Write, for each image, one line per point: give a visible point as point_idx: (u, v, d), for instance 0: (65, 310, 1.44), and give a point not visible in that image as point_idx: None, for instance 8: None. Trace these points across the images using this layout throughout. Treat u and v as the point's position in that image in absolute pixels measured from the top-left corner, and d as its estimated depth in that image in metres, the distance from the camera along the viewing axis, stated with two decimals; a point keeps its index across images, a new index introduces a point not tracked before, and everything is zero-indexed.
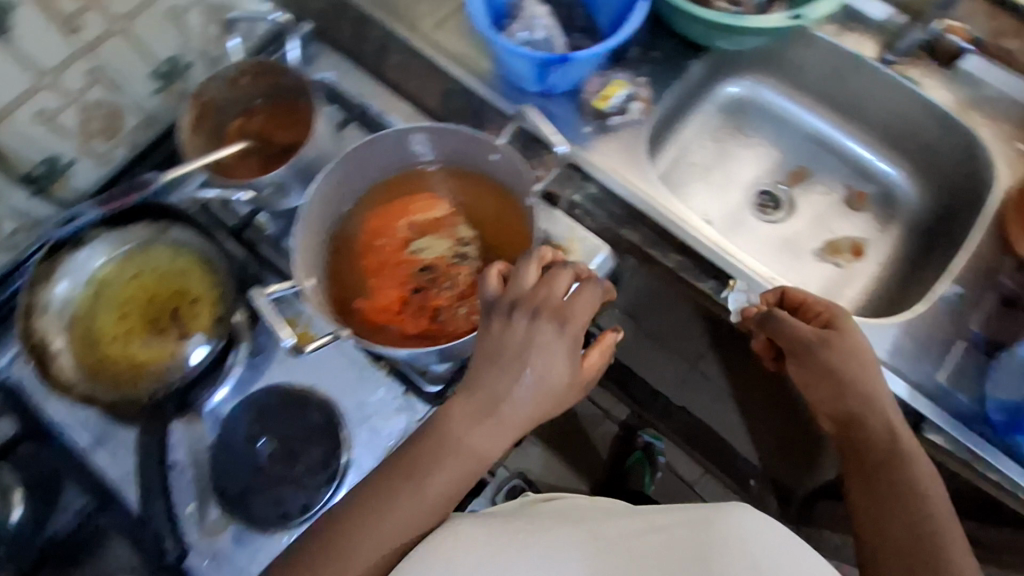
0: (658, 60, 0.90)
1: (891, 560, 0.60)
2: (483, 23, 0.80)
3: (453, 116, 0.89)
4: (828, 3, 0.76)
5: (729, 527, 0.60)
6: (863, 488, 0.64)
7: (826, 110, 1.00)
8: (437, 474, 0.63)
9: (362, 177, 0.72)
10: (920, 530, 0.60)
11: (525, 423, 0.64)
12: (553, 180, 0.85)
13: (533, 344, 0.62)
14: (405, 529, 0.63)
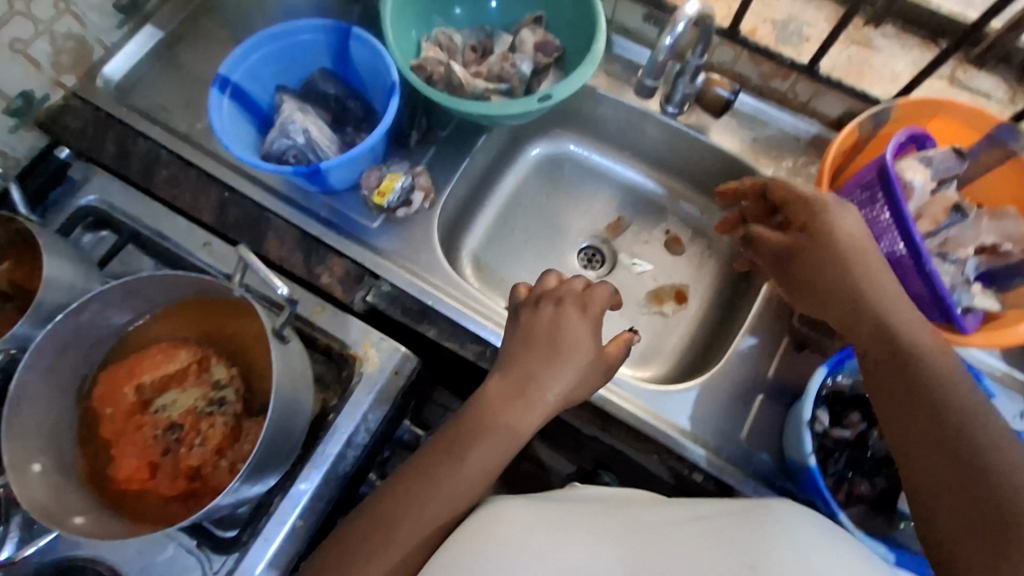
0: (445, 141, 0.88)
1: (922, 477, 0.51)
2: (235, 136, 0.78)
3: (232, 229, 0.84)
4: (571, 82, 0.75)
5: (768, 529, 0.52)
6: (901, 419, 0.53)
7: (633, 158, 1.00)
8: (484, 452, 0.63)
9: (94, 336, 0.66)
10: (947, 423, 0.51)
11: (544, 407, 0.65)
12: (339, 285, 0.81)
13: (563, 322, 0.68)
14: (449, 507, 0.61)
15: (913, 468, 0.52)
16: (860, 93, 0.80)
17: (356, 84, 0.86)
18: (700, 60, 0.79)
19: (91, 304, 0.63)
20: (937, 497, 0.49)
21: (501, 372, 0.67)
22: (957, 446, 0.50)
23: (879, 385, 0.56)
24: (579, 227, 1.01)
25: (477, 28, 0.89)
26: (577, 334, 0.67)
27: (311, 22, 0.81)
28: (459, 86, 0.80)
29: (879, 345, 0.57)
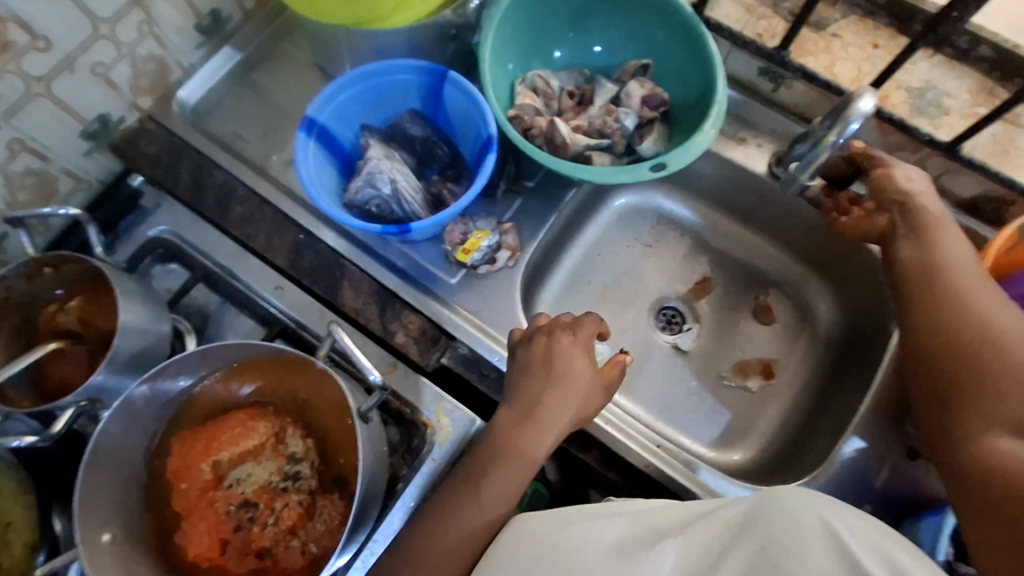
0: (531, 191, 0.83)
1: (951, 385, 0.55)
2: (319, 183, 0.74)
3: (306, 275, 0.80)
4: (688, 150, 0.68)
5: (782, 517, 0.48)
6: (939, 356, 0.57)
7: (725, 216, 0.93)
8: (502, 478, 0.60)
9: (167, 398, 0.63)
10: (972, 338, 0.56)
11: (557, 432, 0.63)
12: (414, 345, 0.76)
13: (562, 349, 0.66)
14: (471, 542, 0.58)
15: (948, 393, 0.55)
16: (1006, 179, 0.72)
17: (444, 127, 0.81)
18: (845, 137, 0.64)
19: (167, 370, 0.60)
20: (975, 412, 0.53)
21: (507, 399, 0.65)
22: (977, 353, 0.55)
23: (919, 325, 0.60)
24: (661, 287, 0.93)
25: (576, 71, 0.83)
26: (576, 366, 0.66)
27: (405, 63, 0.76)
28: (562, 145, 0.73)
29: (928, 289, 0.61)
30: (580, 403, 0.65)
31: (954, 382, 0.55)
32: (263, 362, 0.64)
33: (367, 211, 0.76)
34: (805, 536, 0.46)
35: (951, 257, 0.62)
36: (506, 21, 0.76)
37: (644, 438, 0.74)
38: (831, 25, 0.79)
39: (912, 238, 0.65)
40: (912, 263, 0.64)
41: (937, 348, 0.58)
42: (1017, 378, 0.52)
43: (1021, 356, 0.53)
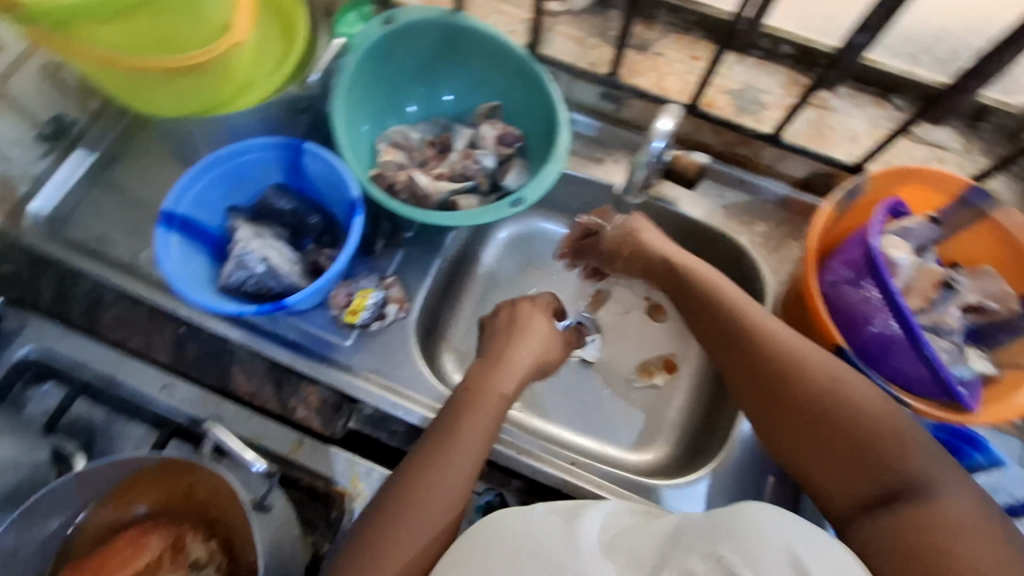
0: (411, 241, 0.85)
1: (801, 458, 0.60)
2: (189, 273, 0.72)
3: (193, 368, 0.78)
4: (539, 182, 0.73)
5: (750, 526, 0.49)
6: (780, 418, 0.62)
7: None
8: (473, 432, 0.63)
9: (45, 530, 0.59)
10: (806, 411, 0.60)
11: (509, 391, 0.67)
12: (316, 417, 0.76)
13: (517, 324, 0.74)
14: (464, 470, 0.60)
15: (798, 452, 0.60)
16: (825, 158, 0.81)
17: (312, 195, 0.82)
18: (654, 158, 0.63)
19: (40, 504, 0.57)
20: (824, 465, 0.58)
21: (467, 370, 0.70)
22: (815, 424, 0.59)
23: (753, 394, 0.64)
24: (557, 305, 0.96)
25: (432, 122, 0.87)
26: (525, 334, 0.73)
27: (257, 141, 0.77)
28: (424, 196, 0.76)
29: (741, 357, 0.65)
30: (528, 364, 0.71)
31: (802, 440, 0.60)
32: (156, 475, 0.62)
33: (245, 292, 0.75)
34: (763, 543, 0.48)
35: (743, 310, 0.66)
36: (354, 84, 0.79)
37: (557, 458, 0.75)
38: (654, 44, 0.86)
39: (701, 305, 0.69)
40: (713, 327, 0.68)
41: (774, 411, 0.62)
42: (842, 424, 0.58)
43: (837, 398, 0.59)
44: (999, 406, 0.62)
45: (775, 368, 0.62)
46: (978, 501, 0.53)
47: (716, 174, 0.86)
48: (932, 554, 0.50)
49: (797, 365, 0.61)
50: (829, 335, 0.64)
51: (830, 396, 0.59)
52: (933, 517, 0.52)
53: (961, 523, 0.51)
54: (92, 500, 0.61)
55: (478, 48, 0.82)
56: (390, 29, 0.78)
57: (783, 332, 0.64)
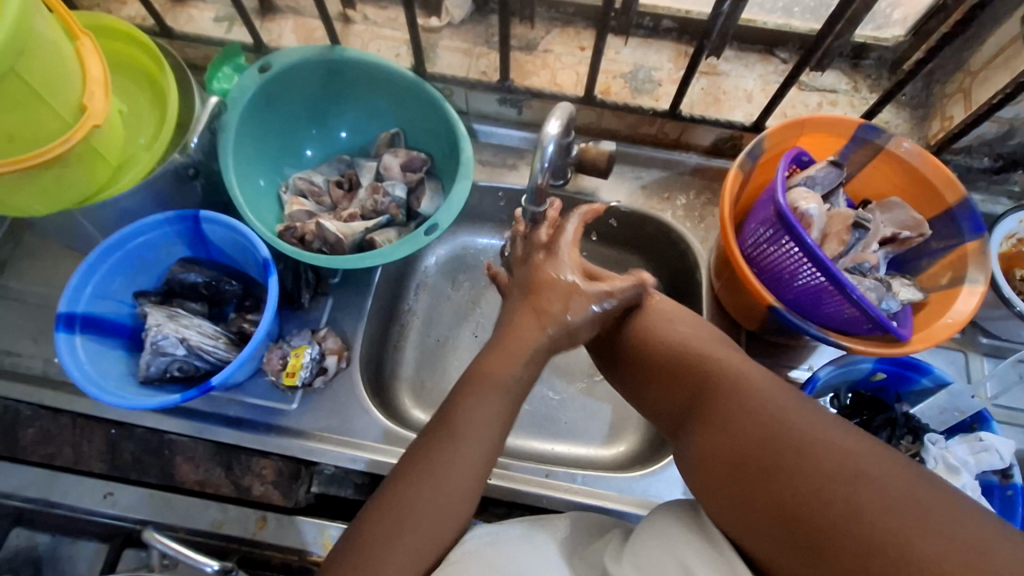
0: (339, 286, 0.82)
1: (636, 391, 0.60)
2: (102, 374, 0.67)
3: (132, 470, 0.73)
4: (449, 206, 0.72)
5: (652, 533, 0.51)
6: (619, 368, 0.62)
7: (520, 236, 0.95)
8: (424, 496, 0.52)
9: None
10: (624, 337, 0.62)
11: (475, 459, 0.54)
12: (275, 490, 0.72)
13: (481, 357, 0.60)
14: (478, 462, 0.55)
15: (632, 390, 0.61)
16: (726, 122, 0.82)
17: (223, 261, 0.78)
18: (547, 164, 0.56)
19: None
20: (654, 395, 0.58)
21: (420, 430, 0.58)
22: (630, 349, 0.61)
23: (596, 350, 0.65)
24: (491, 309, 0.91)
25: (335, 161, 0.84)
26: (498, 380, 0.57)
27: (149, 219, 0.72)
28: (337, 242, 0.73)
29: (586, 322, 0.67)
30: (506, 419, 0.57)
31: (637, 382, 0.60)
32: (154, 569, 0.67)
33: (169, 379, 0.70)
34: (658, 548, 0.49)
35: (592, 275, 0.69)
36: (241, 140, 0.76)
37: (529, 474, 0.73)
38: (540, 43, 0.86)
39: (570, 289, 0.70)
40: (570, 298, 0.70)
41: (613, 361, 0.63)
42: (649, 347, 0.59)
43: (651, 331, 0.60)
44: (929, 330, 0.63)
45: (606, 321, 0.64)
46: (809, 409, 0.49)
47: (628, 156, 0.87)
48: (734, 456, 0.49)
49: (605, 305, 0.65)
50: (760, 296, 0.64)
51: (646, 332, 0.60)
52: (733, 420, 0.50)
53: (776, 427, 0.48)
54: None
55: (361, 78, 0.80)
56: (267, 77, 0.75)
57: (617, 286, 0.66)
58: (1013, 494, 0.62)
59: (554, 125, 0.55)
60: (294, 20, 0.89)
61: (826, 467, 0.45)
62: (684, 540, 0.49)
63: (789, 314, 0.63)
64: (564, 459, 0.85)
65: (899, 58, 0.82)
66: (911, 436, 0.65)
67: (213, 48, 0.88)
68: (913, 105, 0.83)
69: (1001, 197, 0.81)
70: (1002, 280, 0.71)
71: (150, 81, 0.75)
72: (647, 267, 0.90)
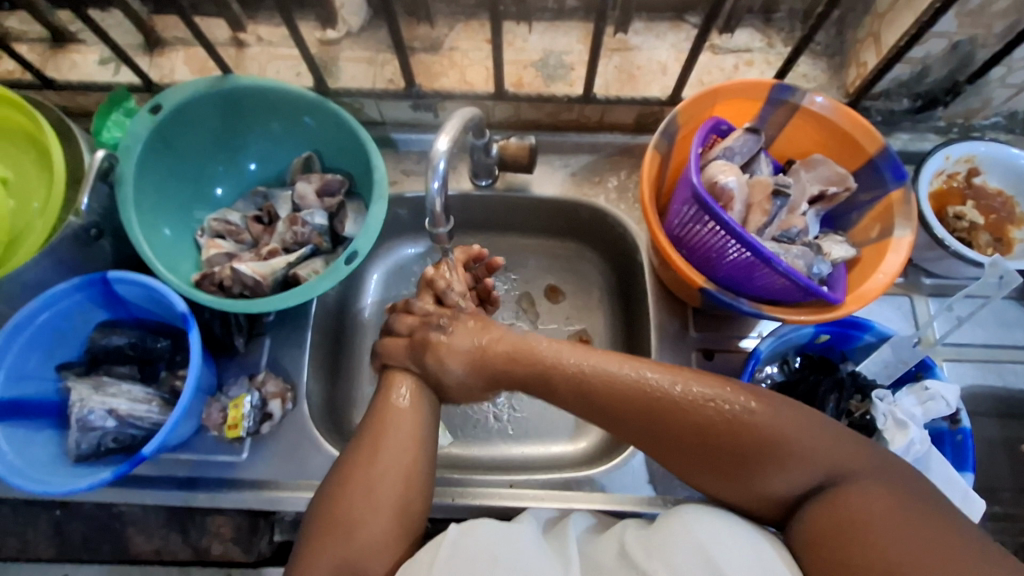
0: (275, 324, 0.79)
1: (706, 477, 0.55)
2: (29, 462, 0.64)
3: (83, 549, 0.70)
4: (367, 229, 0.69)
5: (677, 528, 0.51)
6: (678, 456, 0.55)
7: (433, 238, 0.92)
8: (363, 507, 0.55)
9: None
10: (685, 428, 0.54)
11: (408, 454, 0.58)
12: (235, 547, 0.71)
13: (382, 395, 0.62)
14: (405, 463, 0.57)
15: (697, 476, 0.55)
16: (643, 100, 0.80)
17: (146, 319, 0.75)
18: (438, 183, 0.55)
19: None
20: (739, 487, 0.54)
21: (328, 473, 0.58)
22: (696, 438, 0.54)
23: (653, 447, 0.56)
24: None
25: (250, 195, 0.81)
26: (403, 418, 0.60)
27: (54, 290, 0.68)
28: (256, 284, 0.70)
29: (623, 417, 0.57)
30: (410, 458, 0.58)
31: (718, 474, 0.54)
32: None
33: (106, 452, 0.68)
34: (682, 541, 0.49)
35: (600, 371, 0.58)
36: (141, 191, 0.71)
37: (492, 487, 0.72)
38: (444, 41, 0.82)
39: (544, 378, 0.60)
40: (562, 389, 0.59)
41: (675, 455, 0.55)
42: (734, 442, 0.53)
43: (725, 434, 0.53)
44: (862, 289, 0.62)
45: (669, 413, 0.55)
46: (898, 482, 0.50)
47: (552, 145, 0.85)
48: (852, 543, 0.48)
49: (643, 391, 0.56)
50: (692, 278, 0.62)
51: (728, 426, 0.53)
52: (856, 502, 0.49)
53: (883, 517, 0.48)
54: None
55: (261, 106, 0.76)
56: (158, 123, 0.71)
57: (651, 381, 0.56)
58: (963, 438, 0.62)
59: (444, 141, 0.55)
60: (184, 51, 0.84)
61: (934, 550, 0.46)
62: (709, 537, 0.49)
63: (725, 293, 0.63)
64: (533, 461, 0.83)
65: (809, 7, 0.80)
66: (859, 395, 0.65)
67: (100, 93, 0.83)
68: (829, 54, 0.82)
69: (928, 134, 0.80)
70: (933, 220, 0.71)
71: (31, 141, 0.70)
72: (591, 255, 0.89)
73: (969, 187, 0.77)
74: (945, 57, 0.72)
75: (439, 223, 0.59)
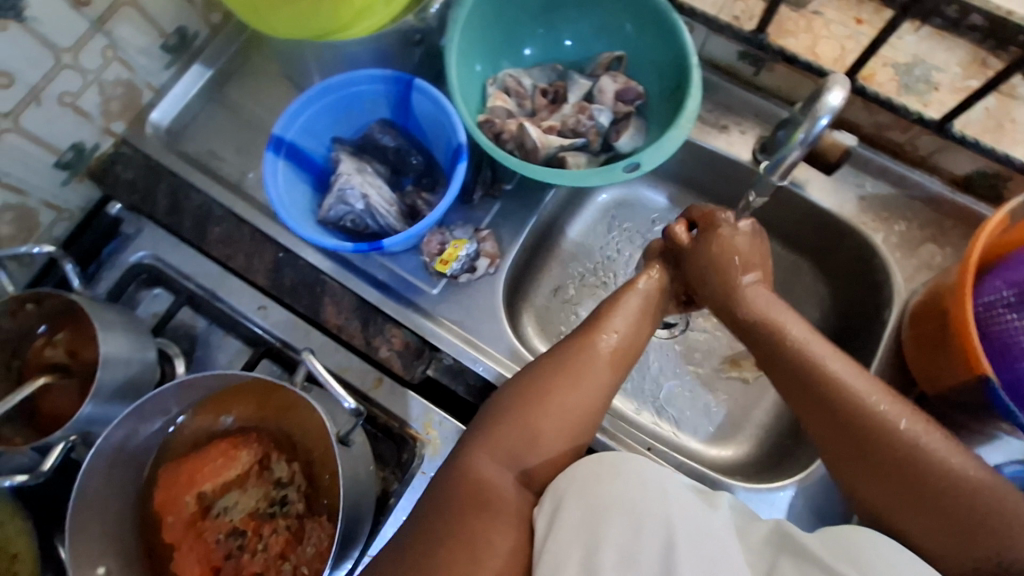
0: (509, 195, 0.81)
1: (885, 500, 0.55)
2: (291, 202, 0.73)
3: (287, 294, 0.79)
4: (657, 149, 0.67)
5: (856, 542, 0.47)
6: (866, 466, 0.56)
7: (675, 188, 0.89)
8: (552, 421, 0.58)
9: (197, 391, 0.64)
10: (882, 438, 0.55)
11: (600, 391, 0.61)
12: (398, 359, 0.76)
13: (591, 331, 0.64)
14: (595, 394, 0.61)
15: (879, 496, 0.55)
16: (1002, 156, 0.69)
17: (416, 134, 0.80)
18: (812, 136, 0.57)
19: (207, 379, 0.62)
20: (923, 524, 0.53)
21: (516, 380, 0.61)
22: (891, 456, 0.55)
23: (849, 460, 0.57)
24: (622, 254, 0.89)
25: (548, 67, 0.81)
26: (602, 363, 0.62)
27: (369, 73, 0.74)
28: (533, 150, 0.72)
29: (838, 420, 0.57)
30: (600, 391, 0.61)
31: (904, 499, 0.54)
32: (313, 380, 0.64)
33: (342, 227, 0.75)
34: (871, 561, 0.45)
35: (838, 377, 0.58)
36: (472, 19, 0.74)
37: (632, 441, 0.72)
38: (812, 2, 0.76)
39: (776, 357, 0.62)
40: (769, 350, 0.63)
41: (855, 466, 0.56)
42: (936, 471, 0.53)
43: (930, 462, 0.53)
44: None
45: (885, 429, 0.55)
46: None
47: (859, 158, 0.77)
48: None
49: (854, 393, 0.57)
50: (975, 362, 0.55)
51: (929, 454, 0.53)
52: None
53: None
54: (231, 383, 0.64)
55: None
56: None
57: (862, 382, 0.58)
58: None
59: (836, 96, 0.55)
60: None
61: None
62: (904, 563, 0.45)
63: (1001, 396, 0.55)
64: (663, 441, 0.82)
65: None
66: None
67: None
68: None
69: None
70: None
71: None
72: (822, 283, 0.82)
73: None
74: None
75: (780, 172, 0.63)
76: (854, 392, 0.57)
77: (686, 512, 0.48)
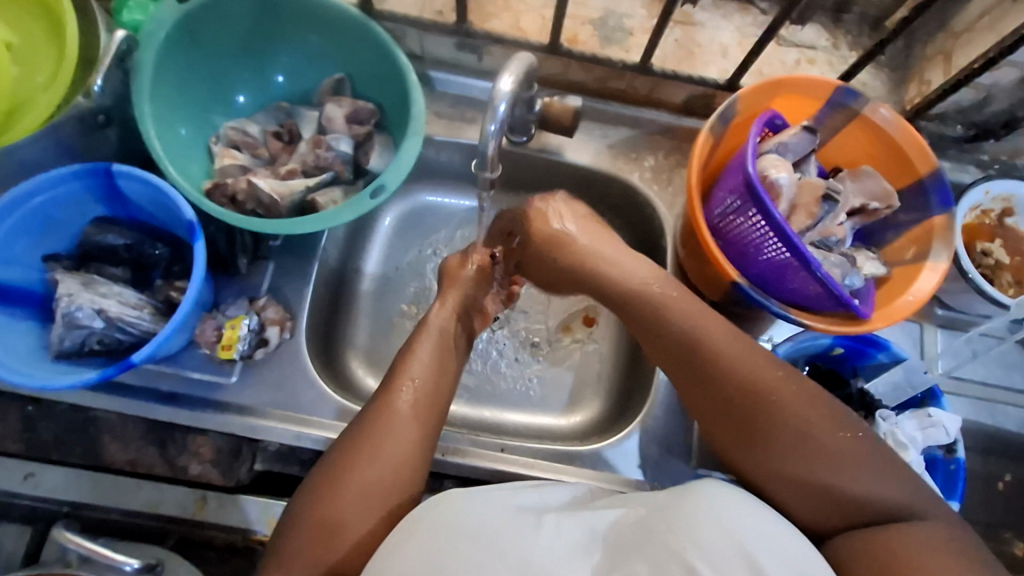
0: (281, 250, 0.76)
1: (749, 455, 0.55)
2: (7, 351, 0.60)
3: (53, 450, 0.68)
4: (399, 163, 0.65)
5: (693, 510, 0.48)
6: (717, 412, 0.57)
7: (453, 185, 0.89)
8: (356, 506, 0.54)
9: None
10: (732, 390, 0.56)
11: (406, 454, 0.58)
12: (214, 469, 0.68)
13: (387, 390, 0.61)
14: (400, 462, 0.57)
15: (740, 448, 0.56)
16: (699, 79, 0.78)
17: (148, 222, 0.70)
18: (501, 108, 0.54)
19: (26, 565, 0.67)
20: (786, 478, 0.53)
21: (310, 473, 0.57)
22: (739, 403, 0.56)
23: (732, 438, 0.57)
24: (427, 265, 0.87)
25: (272, 109, 0.75)
26: (400, 424, 0.59)
27: (53, 174, 0.63)
28: (272, 204, 0.67)
29: (698, 376, 0.58)
30: (409, 455, 0.58)
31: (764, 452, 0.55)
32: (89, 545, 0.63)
33: (90, 353, 0.65)
34: (710, 526, 0.46)
35: (685, 323, 0.60)
36: (159, 80, 0.66)
37: (484, 448, 0.72)
38: None
39: (625, 305, 0.64)
40: (619, 300, 0.65)
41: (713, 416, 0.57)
42: (787, 423, 0.54)
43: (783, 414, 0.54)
44: (890, 307, 0.62)
45: (728, 376, 0.57)
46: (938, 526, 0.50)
47: (595, 112, 0.81)
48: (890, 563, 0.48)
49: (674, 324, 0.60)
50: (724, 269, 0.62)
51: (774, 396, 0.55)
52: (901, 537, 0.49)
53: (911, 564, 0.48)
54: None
55: (299, 15, 0.71)
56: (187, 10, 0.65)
57: (702, 328, 0.59)
58: (955, 468, 0.63)
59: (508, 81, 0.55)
60: None
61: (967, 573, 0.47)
62: (742, 522, 0.47)
63: (752, 294, 0.61)
64: (524, 431, 0.83)
65: (881, 16, 0.78)
66: (864, 412, 0.67)
67: None
68: (891, 66, 0.81)
69: (969, 166, 0.79)
70: (963, 253, 0.70)
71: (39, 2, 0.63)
72: None
73: (1001, 227, 0.75)
74: (1011, 90, 0.72)
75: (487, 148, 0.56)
76: (699, 335, 0.59)
77: (486, 543, 0.46)
